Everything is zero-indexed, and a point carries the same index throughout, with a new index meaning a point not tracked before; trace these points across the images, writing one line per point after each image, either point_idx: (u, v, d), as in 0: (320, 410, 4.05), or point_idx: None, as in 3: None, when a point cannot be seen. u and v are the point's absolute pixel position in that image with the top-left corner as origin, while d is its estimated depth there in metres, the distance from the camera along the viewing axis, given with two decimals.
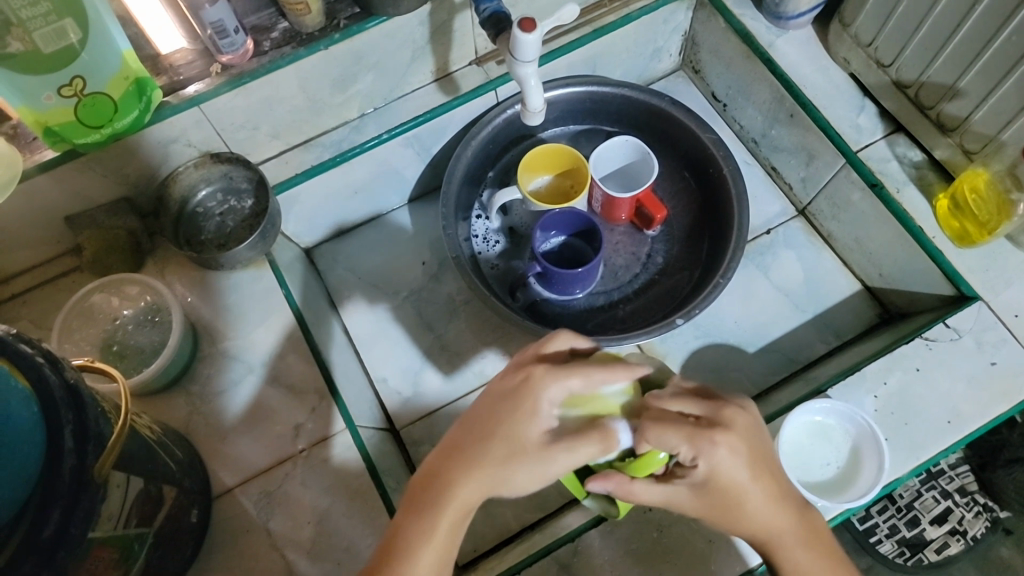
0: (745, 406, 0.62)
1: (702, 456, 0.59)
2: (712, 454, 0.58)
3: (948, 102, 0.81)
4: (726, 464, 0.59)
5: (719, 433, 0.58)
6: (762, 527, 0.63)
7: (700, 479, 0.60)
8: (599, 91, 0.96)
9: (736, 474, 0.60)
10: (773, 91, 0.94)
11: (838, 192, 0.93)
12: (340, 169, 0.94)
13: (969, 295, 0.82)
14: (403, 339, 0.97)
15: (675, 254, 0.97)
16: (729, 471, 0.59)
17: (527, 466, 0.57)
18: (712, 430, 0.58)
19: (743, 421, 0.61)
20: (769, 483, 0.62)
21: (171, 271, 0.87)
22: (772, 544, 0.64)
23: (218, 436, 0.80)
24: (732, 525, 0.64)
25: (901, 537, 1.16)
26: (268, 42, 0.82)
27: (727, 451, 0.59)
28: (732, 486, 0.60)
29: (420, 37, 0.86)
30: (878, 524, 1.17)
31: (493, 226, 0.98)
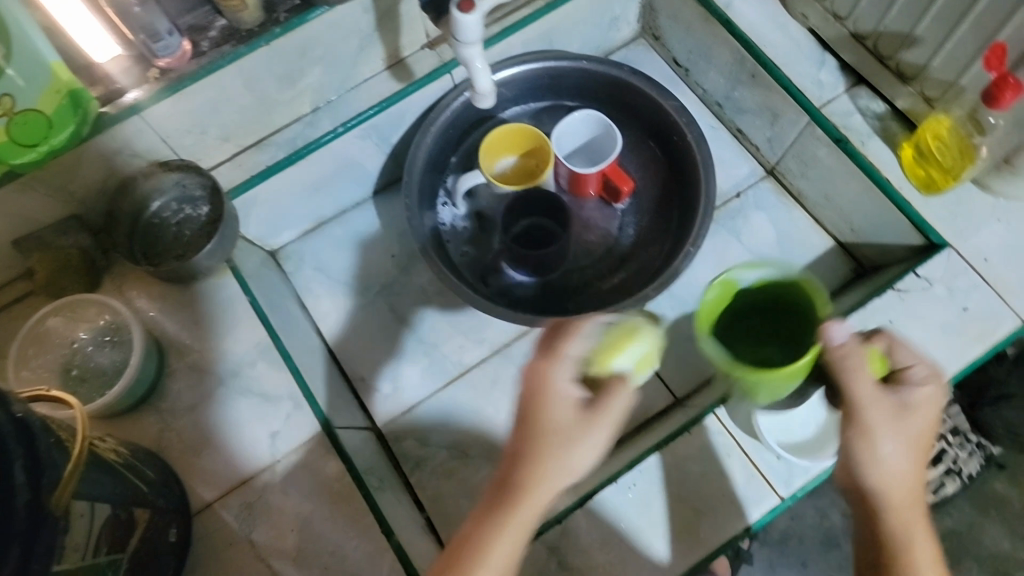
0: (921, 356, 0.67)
1: (923, 375, 0.65)
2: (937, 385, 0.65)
3: (906, 51, 0.81)
4: (922, 398, 0.64)
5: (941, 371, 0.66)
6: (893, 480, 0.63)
7: (910, 398, 0.64)
8: (558, 66, 0.93)
9: (936, 414, 0.64)
10: (732, 53, 0.91)
11: (805, 150, 0.91)
12: (298, 167, 0.90)
13: (938, 244, 0.81)
14: (377, 336, 0.95)
15: (645, 227, 0.95)
16: (932, 408, 0.64)
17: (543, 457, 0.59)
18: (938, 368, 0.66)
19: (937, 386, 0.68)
20: (926, 431, 0.64)
21: (129, 287, 0.85)
22: (880, 500, 0.64)
23: (193, 450, 0.79)
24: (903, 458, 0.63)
25: None
26: (206, 42, 0.79)
27: (941, 393, 0.65)
28: (914, 420, 0.63)
29: (366, 25, 0.84)
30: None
31: (459, 212, 0.96)
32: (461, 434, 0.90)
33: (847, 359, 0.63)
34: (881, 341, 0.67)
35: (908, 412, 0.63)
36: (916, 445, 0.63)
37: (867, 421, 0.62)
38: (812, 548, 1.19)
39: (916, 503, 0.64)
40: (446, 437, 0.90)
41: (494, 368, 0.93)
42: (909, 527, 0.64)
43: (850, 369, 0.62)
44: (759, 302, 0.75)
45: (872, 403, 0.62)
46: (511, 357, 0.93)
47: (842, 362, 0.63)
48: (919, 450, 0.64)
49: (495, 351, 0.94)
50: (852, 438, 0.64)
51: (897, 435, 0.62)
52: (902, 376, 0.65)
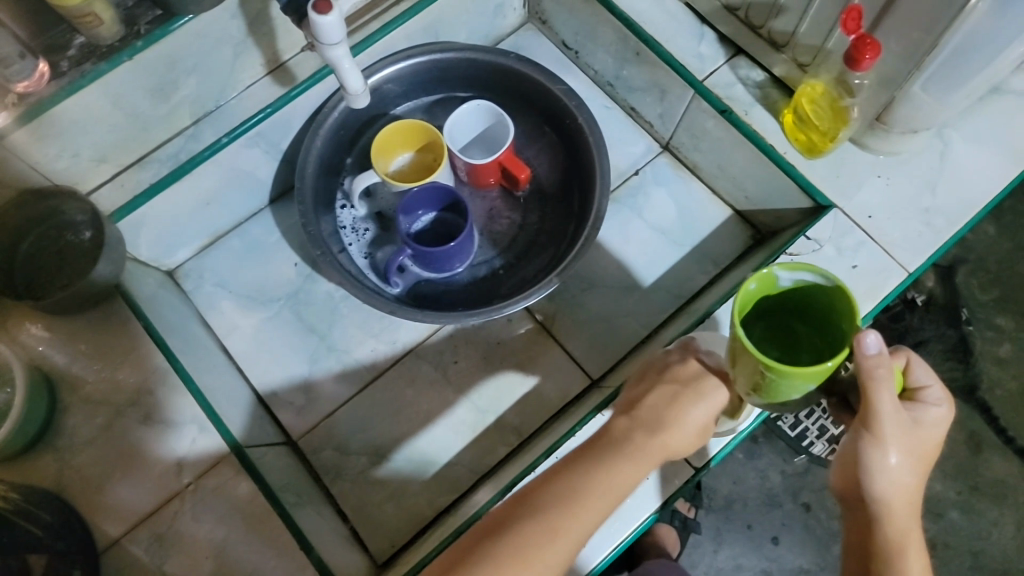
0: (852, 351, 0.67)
1: (931, 395, 0.61)
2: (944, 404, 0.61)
3: (775, 19, 0.83)
4: (941, 415, 0.60)
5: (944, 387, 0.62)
6: (889, 494, 0.60)
7: (919, 417, 0.60)
8: (443, 58, 0.93)
9: (937, 437, 0.61)
10: (616, 32, 0.93)
11: (694, 123, 0.93)
12: (187, 179, 0.88)
13: (824, 205, 0.84)
14: (287, 348, 0.93)
15: (548, 213, 0.95)
16: (941, 425, 0.60)
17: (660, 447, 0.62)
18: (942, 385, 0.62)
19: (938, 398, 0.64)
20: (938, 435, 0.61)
21: (16, 325, 0.80)
22: (885, 512, 0.61)
23: (94, 488, 0.75)
24: (914, 472, 0.60)
25: (830, 435, 1.23)
26: (65, 61, 0.75)
27: (953, 412, 0.61)
28: (929, 433, 0.60)
29: (237, 31, 0.81)
30: (809, 427, 1.24)
31: (360, 214, 0.94)
32: (382, 438, 0.90)
33: (877, 373, 0.54)
34: (901, 358, 0.61)
35: (921, 425, 0.59)
36: (920, 462, 0.60)
37: (892, 438, 0.57)
38: (754, 510, 1.22)
39: (909, 517, 0.62)
40: (367, 442, 0.89)
41: (409, 367, 0.92)
42: (900, 540, 0.62)
43: (878, 381, 0.55)
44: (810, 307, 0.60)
45: (893, 413, 0.56)
46: (424, 354, 0.93)
47: (874, 375, 0.54)
48: (920, 469, 0.60)
49: (407, 350, 0.93)
50: (862, 449, 0.59)
51: (908, 448, 0.58)
52: (915, 395, 0.61)
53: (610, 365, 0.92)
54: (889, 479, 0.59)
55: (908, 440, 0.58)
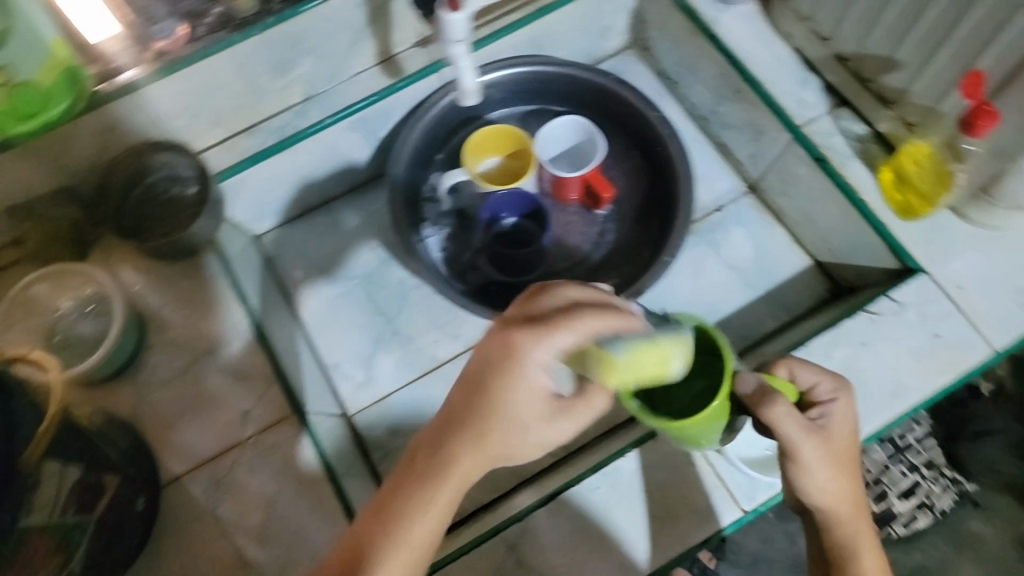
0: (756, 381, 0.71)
1: (840, 395, 0.68)
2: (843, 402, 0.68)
3: (886, 74, 0.82)
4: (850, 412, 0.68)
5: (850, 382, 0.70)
6: (823, 501, 0.67)
7: (826, 423, 0.67)
8: (544, 71, 0.94)
9: (847, 434, 0.68)
10: (717, 68, 0.91)
11: (786, 168, 0.92)
12: (283, 155, 0.91)
13: (912, 268, 0.82)
14: (354, 326, 0.97)
15: (625, 233, 0.96)
16: (847, 422, 0.68)
17: (503, 374, 0.61)
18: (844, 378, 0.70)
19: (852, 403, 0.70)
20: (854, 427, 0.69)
21: (117, 260, 0.87)
22: (828, 519, 0.69)
23: (166, 426, 0.83)
24: (840, 475, 0.67)
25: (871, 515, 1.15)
26: (201, 27, 0.80)
27: (851, 400, 0.68)
28: (843, 433, 0.68)
29: (357, 20, 0.85)
30: None
31: (442, 209, 0.97)
32: None
33: (766, 399, 0.63)
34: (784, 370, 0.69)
35: (835, 429, 0.67)
36: (843, 466, 0.67)
37: (813, 454, 0.64)
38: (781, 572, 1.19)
39: (858, 518, 0.69)
40: (416, 429, 0.92)
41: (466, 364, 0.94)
42: (858, 533, 0.69)
43: (779, 410, 0.62)
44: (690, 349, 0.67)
45: (802, 434, 0.63)
46: None
47: (762, 402, 0.62)
48: (845, 473, 0.67)
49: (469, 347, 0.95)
50: (788, 470, 0.66)
51: (831, 462, 0.66)
52: (812, 399, 0.68)
53: None
54: (818, 489, 0.66)
55: (819, 446, 0.65)
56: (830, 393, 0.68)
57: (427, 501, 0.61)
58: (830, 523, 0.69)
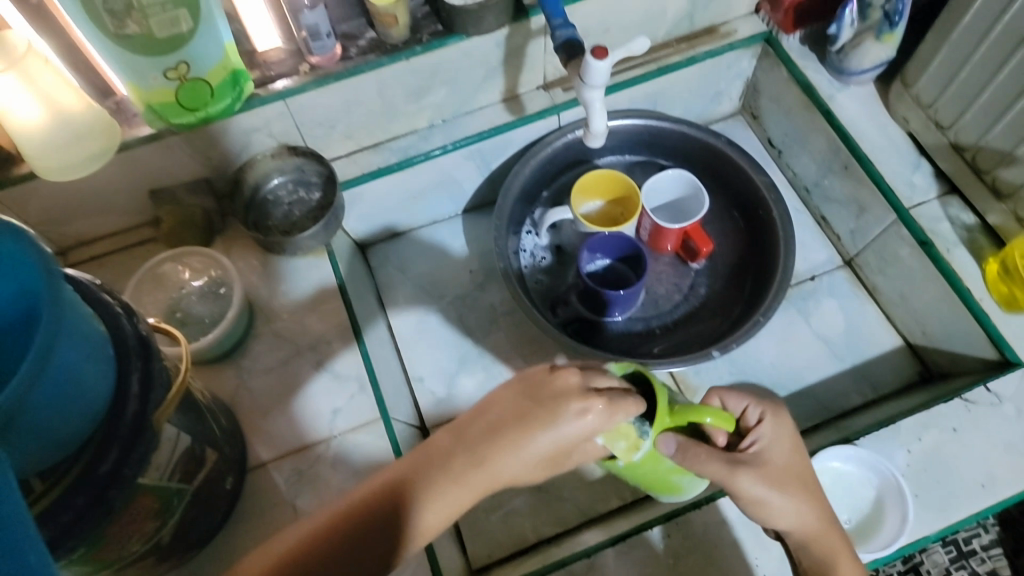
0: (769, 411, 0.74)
1: (769, 417, 0.70)
2: (773, 420, 0.70)
3: (1004, 168, 0.83)
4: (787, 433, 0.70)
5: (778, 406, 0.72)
6: (795, 527, 0.68)
7: (759, 450, 0.69)
8: (659, 126, 0.99)
9: (788, 451, 0.70)
10: (828, 142, 0.96)
11: (886, 247, 0.93)
12: (404, 173, 0.98)
13: (1012, 361, 0.81)
14: (443, 342, 1.00)
15: (717, 290, 0.98)
16: (786, 439, 0.70)
17: (549, 407, 0.58)
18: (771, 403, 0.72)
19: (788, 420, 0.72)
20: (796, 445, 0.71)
21: (236, 250, 0.95)
22: (807, 542, 0.68)
23: (259, 413, 0.86)
24: (794, 501, 0.67)
25: None
26: (354, 48, 0.88)
27: (781, 420, 0.70)
28: (784, 453, 0.69)
29: (494, 59, 0.92)
30: None
31: (542, 243, 1.01)
32: None
33: (687, 450, 0.63)
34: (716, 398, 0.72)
35: (771, 451, 0.69)
36: (793, 489, 0.68)
37: (747, 480, 0.66)
38: None
39: (833, 534, 0.68)
40: None
41: None
42: (832, 556, 0.67)
43: (693, 453, 0.64)
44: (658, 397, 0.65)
45: (732, 468, 0.66)
46: None
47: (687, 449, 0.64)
48: (799, 494, 0.68)
49: None
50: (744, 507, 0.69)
51: (777, 486, 0.67)
52: (746, 425, 0.71)
53: None
54: (783, 516, 0.68)
55: (755, 474, 0.66)
56: (757, 416, 0.70)
57: (446, 489, 0.57)
58: (806, 546, 0.68)
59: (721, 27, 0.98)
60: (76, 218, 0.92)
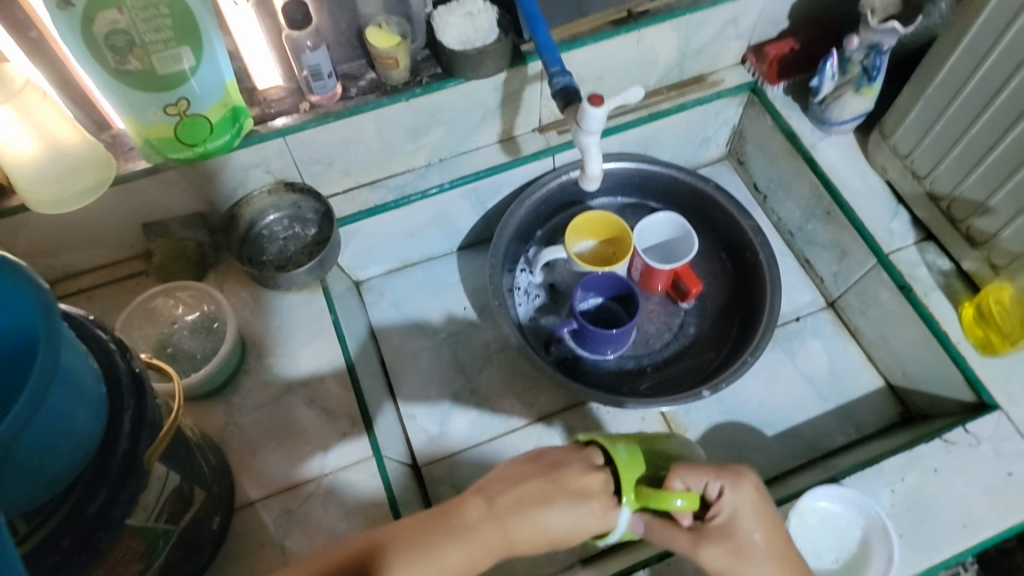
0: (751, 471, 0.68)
1: (726, 489, 0.64)
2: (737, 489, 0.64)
3: (978, 218, 0.86)
4: (749, 502, 0.64)
5: (741, 471, 0.65)
6: None
7: (723, 525, 0.64)
8: (649, 169, 1.03)
9: (754, 515, 0.64)
10: (812, 189, 1.00)
11: (868, 290, 0.97)
12: (400, 211, 0.99)
13: (988, 403, 0.84)
14: (436, 379, 1.01)
15: (705, 330, 1.00)
16: (754, 506, 0.64)
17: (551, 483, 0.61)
18: (734, 468, 0.65)
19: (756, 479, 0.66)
20: (766, 511, 0.65)
21: (229, 284, 0.94)
22: None
23: (249, 451, 0.85)
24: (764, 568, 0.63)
25: None
26: (354, 88, 0.89)
27: (744, 490, 0.64)
28: (749, 523, 0.64)
29: (491, 101, 0.94)
30: None
31: (536, 281, 1.03)
32: None
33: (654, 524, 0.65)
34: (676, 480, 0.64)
35: (736, 523, 0.64)
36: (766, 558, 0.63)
37: (710, 555, 0.63)
38: None
39: None
40: None
41: (536, 433, 0.97)
42: None
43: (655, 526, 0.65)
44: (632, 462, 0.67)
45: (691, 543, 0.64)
46: (555, 425, 0.97)
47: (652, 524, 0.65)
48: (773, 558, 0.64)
49: (541, 416, 0.98)
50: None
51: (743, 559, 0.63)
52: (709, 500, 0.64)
53: None
54: None
55: (715, 549, 0.63)
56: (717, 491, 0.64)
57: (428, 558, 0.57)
58: None
59: (710, 77, 1.04)
60: (66, 250, 0.91)
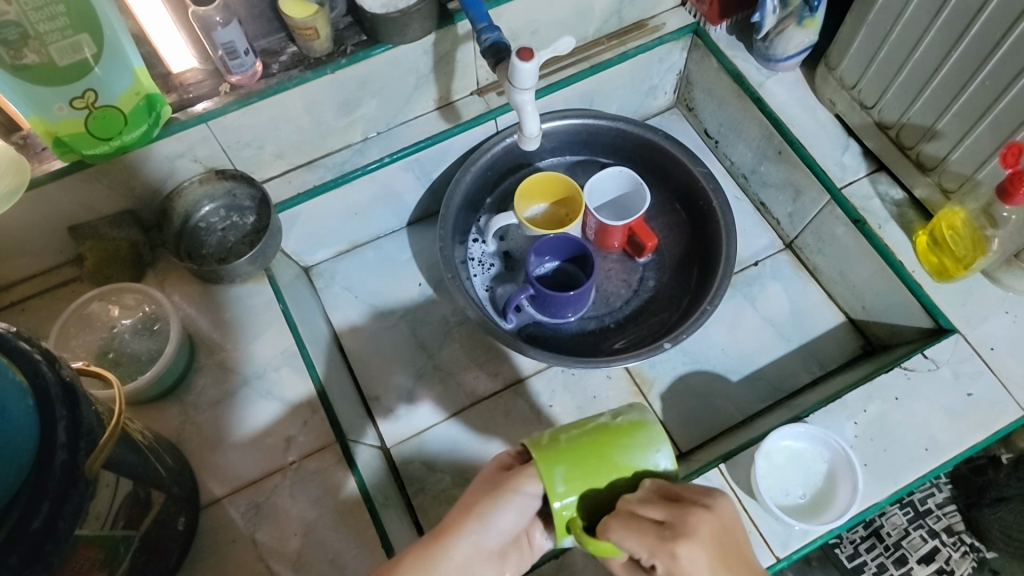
0: (717, 506, 0.56)
1: (662, 565, 0.55)
2: (675, 561, 0.54)
3: (927, 143, 0.85)
4: (697, 573, 0.54)
5: (682, 546, 0.54)
6: None
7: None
8: (595, 124, 1.00)
9: (707, 568, 0.54)
10: (761, 129, 0.98)
11: (823, 227, 0.96)
12: (341, 189, 0.96)
13: (946, 328, 0.85)
14: (397, 359, 0.99)
15: (665, 283, 0.99)
16: (712, 561, 0.54)
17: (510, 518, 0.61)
18: (675, 542, 0.54)
19: (709, 523, 0.55)
20: (726, 572, 0.55)
21: (171, 282, 0.91)
22: None
23: (208, 448, 0.83)
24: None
25: None
26: (276, 65, 0.85)
27: (687, 554, 0.54)
28: None
29: (424, 66, 0.90)
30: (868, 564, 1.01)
31: (489, 249, 1.01)
32: (465, 463, 0.92)
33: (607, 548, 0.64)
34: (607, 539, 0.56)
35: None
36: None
37: None
38: None
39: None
40: (452, 464, 0.92)
41: (503, 400, 0.96)
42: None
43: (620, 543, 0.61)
44: (584, 448, 0.59)
45: None
46: (522, 392, 0.96)
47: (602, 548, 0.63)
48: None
49: (506, 385, 0.97)
50: None
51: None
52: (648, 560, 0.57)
53: (698, 444, 0.92)
54: None
55: None
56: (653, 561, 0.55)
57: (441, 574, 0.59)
58: None
59: (650, 21, 1.00)
60: None
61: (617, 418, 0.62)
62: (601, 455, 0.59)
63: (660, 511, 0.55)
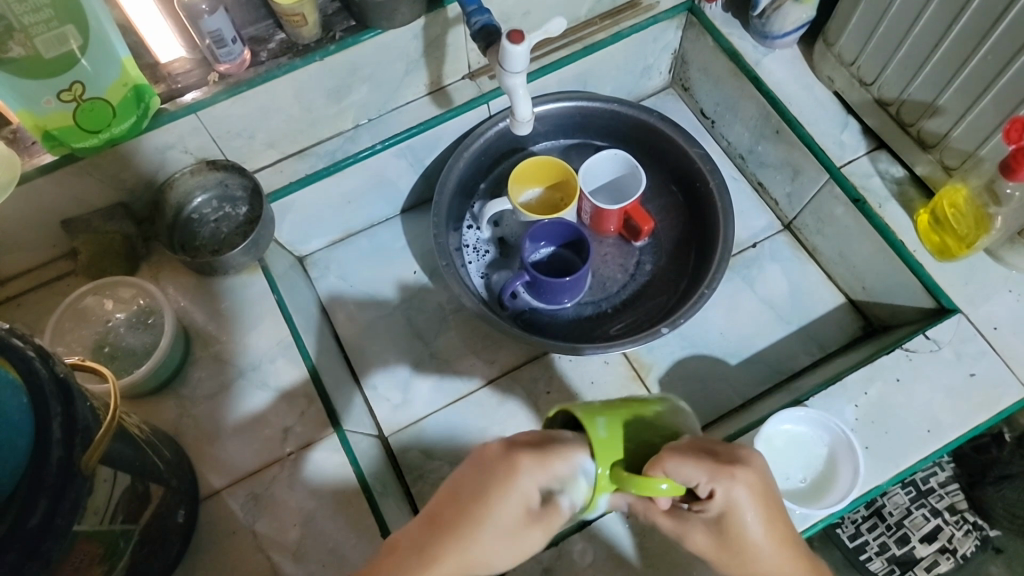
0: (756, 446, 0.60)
1: (719, 490, 0.56)
2: (732, 486, 0.56)
3: (929, 119, 0.83)
4: (745, 500, 0.57)
5: (740, 469, 0.56)
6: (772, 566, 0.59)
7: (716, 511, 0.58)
8: (590, 106, 0.98)
9: (756, 496, 0.57)
10: (759, 108, 0.96)
11: (822, 208, 0.95)
12: (334, 178, 0.95)
13: (948, 308, 0.83)
14: (393, 347, 0.99)
15: (662, 266, 0.98)
16: (761, 487, 0.57)
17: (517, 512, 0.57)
18: (733, 465, 0.56)
19: (759, 458, 0.59)
20: (767, 504, 0.58)
21: (166, 275, 0.91)
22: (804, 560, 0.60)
23: (206, 439, 0.83)
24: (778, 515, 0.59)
25: (891, 556, 0.99)
26: (264, 52, 0.83)
27: (744, 476, 0.56)
28: (748, 514, 0.57)
29: (414, 51, 0.88)
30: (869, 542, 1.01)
31: (483, 236, 1.00)
32: (463, 450, 0.92)
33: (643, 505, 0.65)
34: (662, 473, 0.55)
35: (729, 515, 0.58)
36: (777, 512, 0.59)
37: (696, 535, 0.61)
38: None
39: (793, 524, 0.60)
40: (450, 451, 0.92)
41: (501, 387, 0.96)
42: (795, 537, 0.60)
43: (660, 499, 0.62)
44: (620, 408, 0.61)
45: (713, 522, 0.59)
46: (519, 378, 0.96)
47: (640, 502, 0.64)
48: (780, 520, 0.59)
49: (504, 371, 0.96)
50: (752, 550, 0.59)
51: (767, 508, 0.58)
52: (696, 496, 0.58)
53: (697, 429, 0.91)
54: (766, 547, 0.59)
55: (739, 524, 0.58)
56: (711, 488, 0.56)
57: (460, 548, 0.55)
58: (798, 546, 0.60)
59: None
60: None
61: (642, 398, 0.65)
62: (639, 414, 0.61)
63: (713, 444, 0.58)
